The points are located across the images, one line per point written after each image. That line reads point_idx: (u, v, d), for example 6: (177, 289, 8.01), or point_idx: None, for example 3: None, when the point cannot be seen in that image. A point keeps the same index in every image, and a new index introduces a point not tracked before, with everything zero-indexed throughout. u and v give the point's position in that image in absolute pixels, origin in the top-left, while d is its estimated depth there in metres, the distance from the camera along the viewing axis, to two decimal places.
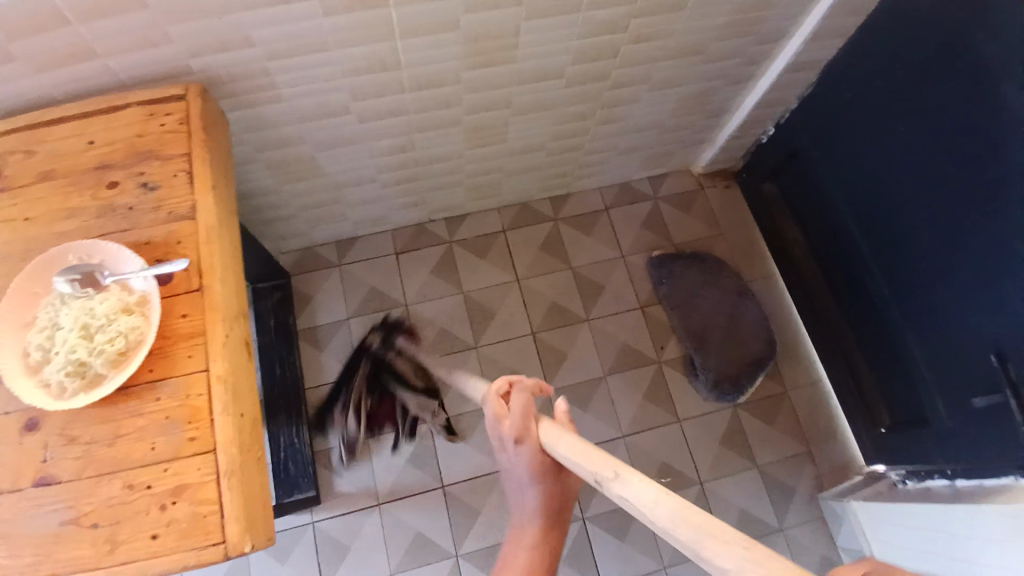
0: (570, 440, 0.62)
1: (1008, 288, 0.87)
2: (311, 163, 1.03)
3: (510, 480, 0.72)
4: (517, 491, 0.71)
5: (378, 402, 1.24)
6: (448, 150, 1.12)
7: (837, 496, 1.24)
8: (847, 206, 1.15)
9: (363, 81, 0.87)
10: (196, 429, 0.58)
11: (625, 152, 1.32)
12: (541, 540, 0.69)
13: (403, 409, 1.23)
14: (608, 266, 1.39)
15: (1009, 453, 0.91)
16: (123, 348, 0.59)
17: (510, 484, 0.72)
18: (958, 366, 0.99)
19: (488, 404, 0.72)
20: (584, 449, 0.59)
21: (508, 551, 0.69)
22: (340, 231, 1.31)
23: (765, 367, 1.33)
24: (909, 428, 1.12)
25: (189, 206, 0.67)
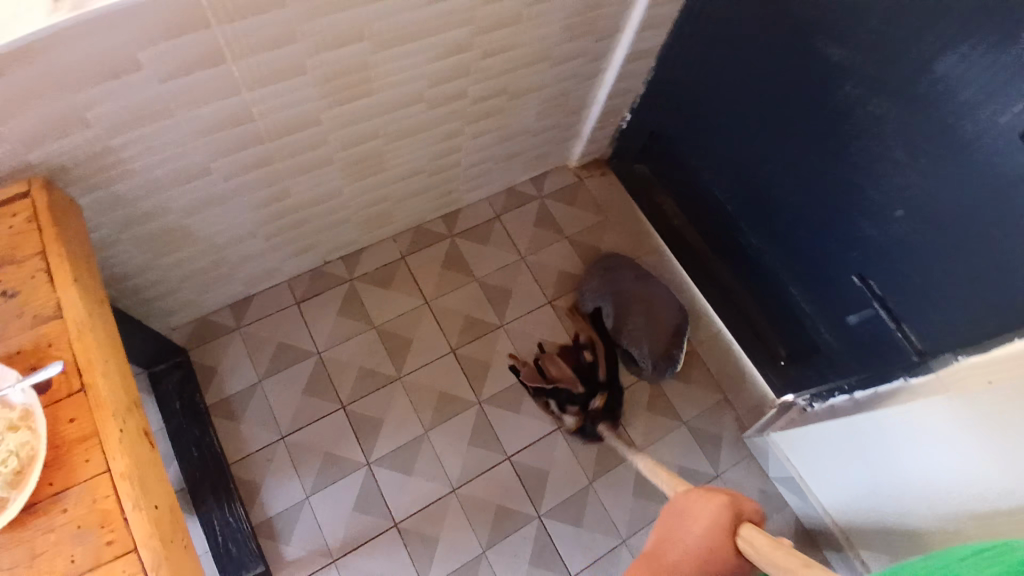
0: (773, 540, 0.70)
1: (857, 218, 1.00)
2: (183, 230, 0.99)
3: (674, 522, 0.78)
4: (671, 533, 0.77)
5: (560, 362, 1.36)
6: (327, 189, 1.11)
7: (759, 431, 1.35)
8: (710, 173, 1.27)
9: (221, 138, 0.86)
10: (111, 531, 0.55)
11: (503, 160, 1.37)
12: None
13: (551, 365, 1.35)
14: (510, 270, 1.43)
15: (892, 358, 1.05)
16: (18, 467, 0.54)
17: (664, 525, 0.80)
18: (832, 293, 1.12)
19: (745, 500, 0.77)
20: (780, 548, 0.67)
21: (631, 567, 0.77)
22: (232, 293, 1.26)
23: (683, 332, 1.40)
24: (806, 357, 1.26)
25: (54, 304, 0.63)
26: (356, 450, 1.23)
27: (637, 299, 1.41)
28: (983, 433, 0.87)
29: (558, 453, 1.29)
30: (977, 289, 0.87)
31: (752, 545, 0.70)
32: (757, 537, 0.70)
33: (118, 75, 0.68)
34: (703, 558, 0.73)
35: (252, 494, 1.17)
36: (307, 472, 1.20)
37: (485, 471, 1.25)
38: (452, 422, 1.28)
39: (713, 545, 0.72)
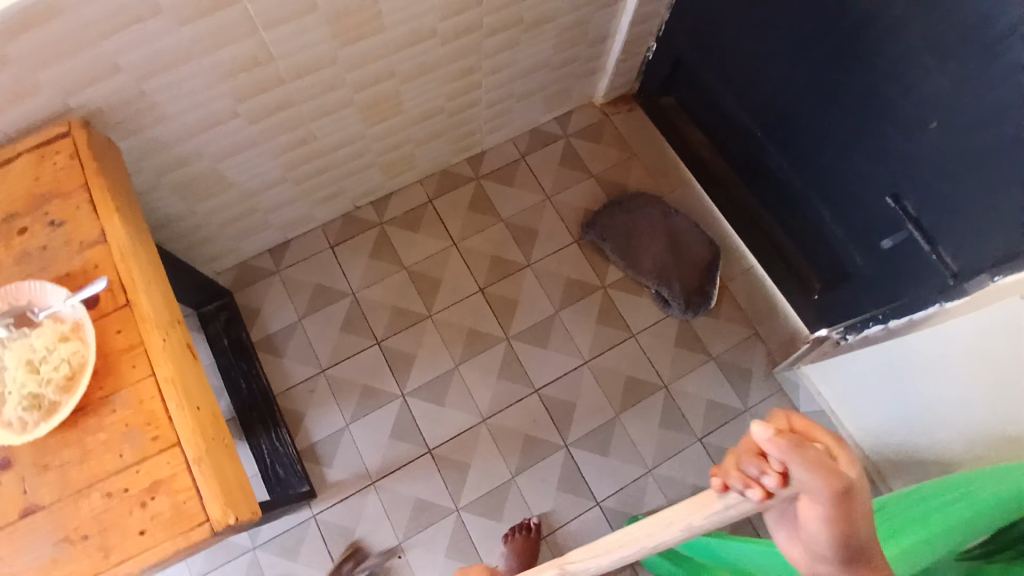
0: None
1: (890, 133, 0.95)
2: (217, 176, 1.05)
3: None
4: None
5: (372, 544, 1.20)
6: (349, 133, 1.14)
7: (790, 365, 1.34)
8: (735, 98, 1.23)
9: (241, 82, 0.89)
10: (157, 428, 0.62)
11: (523, 98, 1.37)
12: None
13: None
14: (536, 210, 1.44)
15: (925, 282, 1.00)
16: (69, 373, 0.62)
17: None
18: (862, 216, 1.08)
19: None
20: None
21: None
22: (270, 239, 1.33)
23: (715, 268, 1.40)
24: (838, 287, 1.21)
25: (99, 232, 0.70)
26: (391, 383, 1.29)
27: (664, 237, 1.42)
28: (1008, 354, 0.87)
29: (584, 386, 1.33)
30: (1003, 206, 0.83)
31: None
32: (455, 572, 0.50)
33: (137, 21, 0.72)
34: None
35: (296, 424, 1.26)
36: (347, 403, 1.28)
37: (515, 403, 1.30)
38: (481, 358, 1.33)
39: None
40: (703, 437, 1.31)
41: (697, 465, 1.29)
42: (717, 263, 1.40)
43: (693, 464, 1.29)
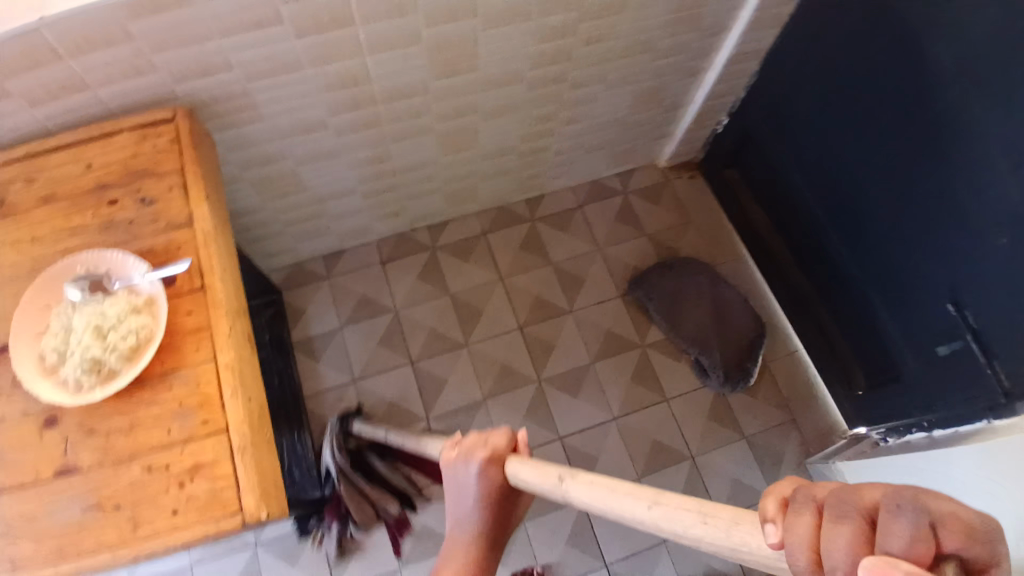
0: (533, 466, 0.58)
1: (958, 241, 0.94)
2: (294, 178, 1.10)
3: (455, 497, 0.61)
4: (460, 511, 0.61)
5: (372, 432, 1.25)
6: (423, 158, 1.19)
7: (824, 458, 1.29)
8: (802, 181, 1.23)
9: (337, 97, 0.94)
10: (209, 412, 0.63)
11: (591, 149, 1.40)
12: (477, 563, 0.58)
13: None
14: (585, 258, 1.45)
15: (974, 395, 0.98)
16: (135, 345, 0.64)
17: (455, 501, 0.61)
18: (919, 316, 1.06)
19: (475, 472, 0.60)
20: (608, 492, 0.52)
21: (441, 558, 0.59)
22: (325, 246, 1.37)
23: (758, 346, 1.37)
24: (884, 385, 1.18)
25: (186, 215, 0.73)
26: (417, 405, 1.29)
27: (710, 305, 1.40)
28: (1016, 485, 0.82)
29: (609, 442, 1.30)
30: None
31: (523, 474, 0.58)
32: (526, 470, 0.58)
33: (260, 26, 0.78)
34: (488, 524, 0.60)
35: (319, 430, 1.27)
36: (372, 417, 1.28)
37: (536, 448, 1.29)
38: (508, 395, 1.32)
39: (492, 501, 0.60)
40: None
41: None
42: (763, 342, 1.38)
43: None
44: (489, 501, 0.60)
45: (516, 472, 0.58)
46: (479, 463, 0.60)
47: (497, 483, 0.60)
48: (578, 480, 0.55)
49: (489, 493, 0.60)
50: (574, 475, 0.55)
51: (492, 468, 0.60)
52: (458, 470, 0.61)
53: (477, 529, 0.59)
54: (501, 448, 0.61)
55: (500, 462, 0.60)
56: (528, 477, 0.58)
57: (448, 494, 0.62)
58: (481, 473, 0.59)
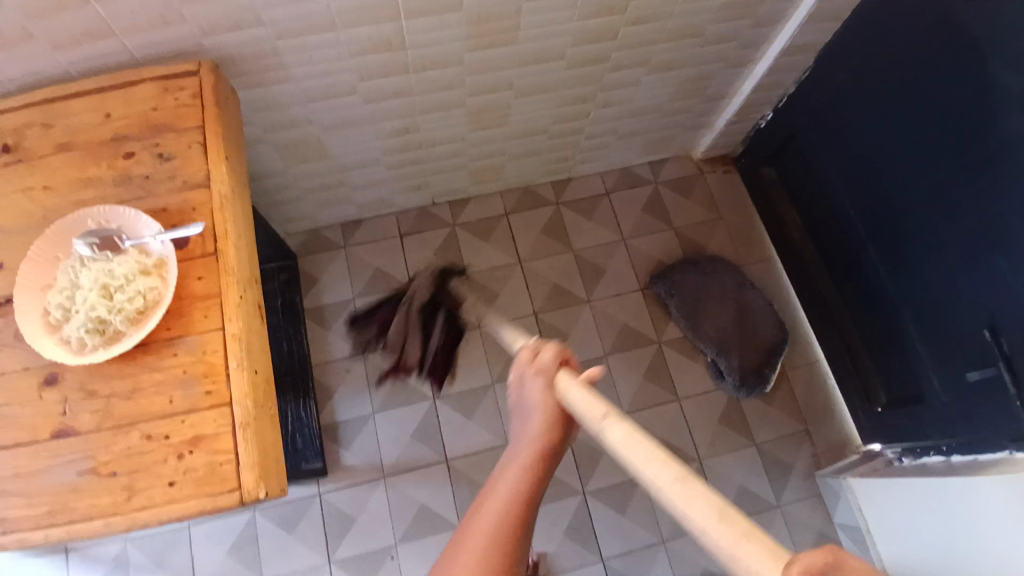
0: (582, 390, 0.61)
1: (1003, 266, 0.89)
2: (317, 144, 1.07)
3: (516, 420, 0.65)
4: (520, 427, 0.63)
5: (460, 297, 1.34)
6: (451, 132, 1.15)
7: (835, 472, 1.26)
8: (843, 188, 1.17)
9: (369, 62, 0.91)
10: (213, 383, 0.61)
11: (625, 136, 1.35)
12: (531, 465, 0.56)
13: None
14: (608, 248, 1.41)
15: (1002, 426, 0.94)
16: (141, 307, 0.63)
17: (516, 423, 0.65)
18: (952, 339, 1.01)
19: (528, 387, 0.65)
20: (636, 443, 0.52)
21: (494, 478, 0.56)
22: (344, 214, 1.34)
23: (778, 353, 1.33)
24: (906, 406, 1.13)
25: (204, 174, 0.71)
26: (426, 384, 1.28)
27: (732, 307, 1.36)
28: None
29: None
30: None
31: (570, 390, 0.62)
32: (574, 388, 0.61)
33: None
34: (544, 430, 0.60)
35: (324, 400, 1.25)
36: (378, 391, 1.27)
37: None
38: None
39: (547, 410, 0.62)
40: None
41: None
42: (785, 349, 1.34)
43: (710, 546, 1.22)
44: (542, 410, 0.62)
45: (563, 392, 0.63)
46: (529, 378, 0.66)
47: (548, 397, 0.63)
48: (616, 422, 0.55)
49: (542, 403, 0.63)
50: (616, 414, 0.56)
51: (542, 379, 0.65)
52: (518, 392, 0.67)
53: (537, 434, 0.60)
54: (552, 360, 0.66)
55: (551, 376, 0.65)
56: (574, 399, 0.61)
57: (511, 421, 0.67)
58: (532, 385, 0.65)
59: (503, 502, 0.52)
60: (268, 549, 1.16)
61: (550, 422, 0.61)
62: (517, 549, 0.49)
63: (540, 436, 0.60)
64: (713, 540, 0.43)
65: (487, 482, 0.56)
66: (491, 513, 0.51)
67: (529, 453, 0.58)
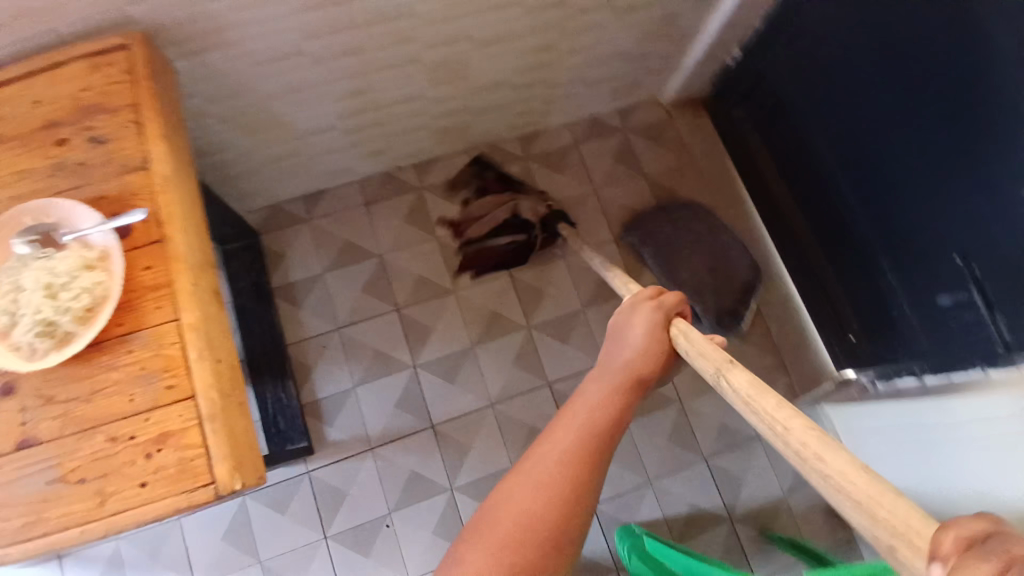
0: (699, 337, 0.59)
1: (973, 193, 0.89)
2: (267, 112, 1.01)
3: (611, 340, 0.63)
4: (612, 348, 0.62)
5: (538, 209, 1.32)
6: (409, 91, 1.09)
7: (811, 400, 1.31)
8: (813, 123, 1.16)
9: (313, 19, 0.85)
10: (173, 377, 0.59)
11: (591, 83, 1.31)
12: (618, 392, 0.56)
13: None
14: (579, 201, 1.39)
15: (975, 350, 0.96)
16: (90, 305, 0.60)
17: (606, 344, 0.63)
18: (925, 266, 1.02)
19: (639, 318, 0.63)
20: (758, 391, 0.49)
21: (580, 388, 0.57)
22: (305, 185, 1.29)
23: (753, 292, 1.35)
24: (880, 334, 1.16)
25: (141, 156, 0.66)
26: (404, 353, 1.27)
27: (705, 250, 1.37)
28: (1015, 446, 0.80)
29: None
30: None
31: (686, 337, 0.60)
32: (694, 334, 0.60)
33: None
34: (640, 360, 0.60)
35: (303, 378, 1.24)
36: (357, 364, 1.25)
37: (524, 394, 1.27)
38: (498, 342, 1.29)
39: (650, 346, 0.61)
40: (709, 458, 1.28)
41: (699, 487, 1.26)
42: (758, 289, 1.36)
43: (694, 486, 1.26)
44: (645, 345, 0.61)
45: (685, 335, 0.60)
46: (642, 309, 0.64)
47: (655, 331, 0.62)
48: (739, 370, 0.53)
49: (647, 336, 0.61)
50: (736, 366, 0.53)
51: (654, 314, 0.63)
52: (622, 316, 0.64)
53: (630, 362, 0.59)
54: (670, 305, 0.64)
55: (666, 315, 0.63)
56: (693, 343, 0.59)
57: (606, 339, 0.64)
58: (642, 315, 0.63)
59: (590, 415, 0.52)
60: (262, 530, 1.17)
61: (644, 358, 0.60)
62: (600, 462, 0.50)
63: (632, 363, 0.59)
64: (841, 478, 0.38)
65: (574, 394, 0.56)
66: (582, 427, 0.51)
67: (619, 376, 0.58)
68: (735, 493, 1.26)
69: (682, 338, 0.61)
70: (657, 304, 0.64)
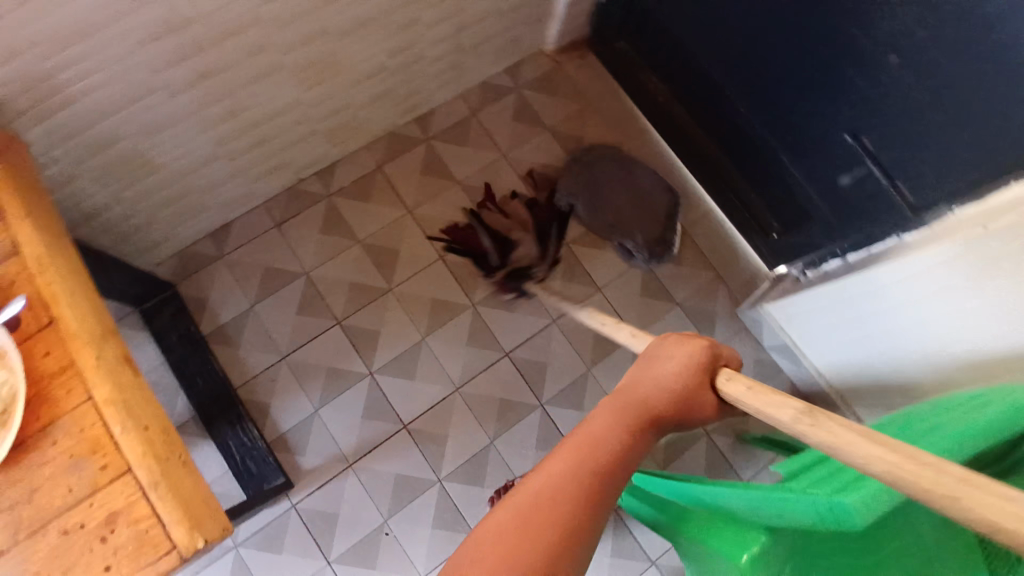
0: (759, 387, 0.56)
1: (850, 73, 0.96)
2: (142, 158, 0.96)
3: (638, 368, 0.61)
4: (638, 377, 0.59)
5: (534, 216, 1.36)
6: (285, 99, 1.05)
7: (753, 304, 1.35)
8: (692, 40, 1.21)
9: (158, 50, 0.81)
10: (104, 456, 0.57)
11: (471, 49, 1.29)
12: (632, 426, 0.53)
13: None
14: (491, 168, 1.38)
15: (884, 218, 1.02)
16: (2, 407, 0.57)
17: (632, 371, 0.61)
18: (822, 152, 1.08)
19: (680, 353, 0.60)
20: (859, 437, 0.44)
21: (593, 414, 0.54)
22: (209, 222, 1.24)
23: (676, 216, 1.39)
24: (798, 227, 1.22)
25: (10, 242, 0.64)
26: (357, 362, 1.25)
27: (625, 188, 1.39)
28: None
29: (556, 345, 1.31)
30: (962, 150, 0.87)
31: (736, 390, 0.57)
32: (746, 387, 0.57)
33: None
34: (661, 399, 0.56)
35: (261, 415, 1.21)
36: (313, 387, 1.23)
37: (486, 370, 1.28)
38: (447, 327, 1.29)
39: (678, 386, 0.57)
40: None
41: None
42: (679, 211, 1.39)
43: None
44: (673, 381, 0.58)
45: (741, 386, 0.57)
46: (684, 347, 0.60)
47: (691, 369, 0.59)
48: (821, 415, 0.48)
49: (680, 372, 0.58)
50: (822, 412, 0.48)
51: (697, 358, 0.59)
52: (661, 349, 0.62)
53: (649, 397, 0.57)
54: (716, 356, 0.61)
55: (710, 360, 0.60)
56: (751, 395, 0.55)
57: (634, 366, 0.61)
58: (685, 352, 0.60)
59: (594, 447, 0.49)
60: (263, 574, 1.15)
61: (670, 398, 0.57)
62: (595, 504, 0.46)
63: (653, 398, 0.57)
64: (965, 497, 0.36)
65: (582, 421, 0.53)
66: (591, 461, 0.48)
67: (632, 411, 0.55)
68: None
69: (730, 391, 0.58)
70: (704, 345, 0.61)
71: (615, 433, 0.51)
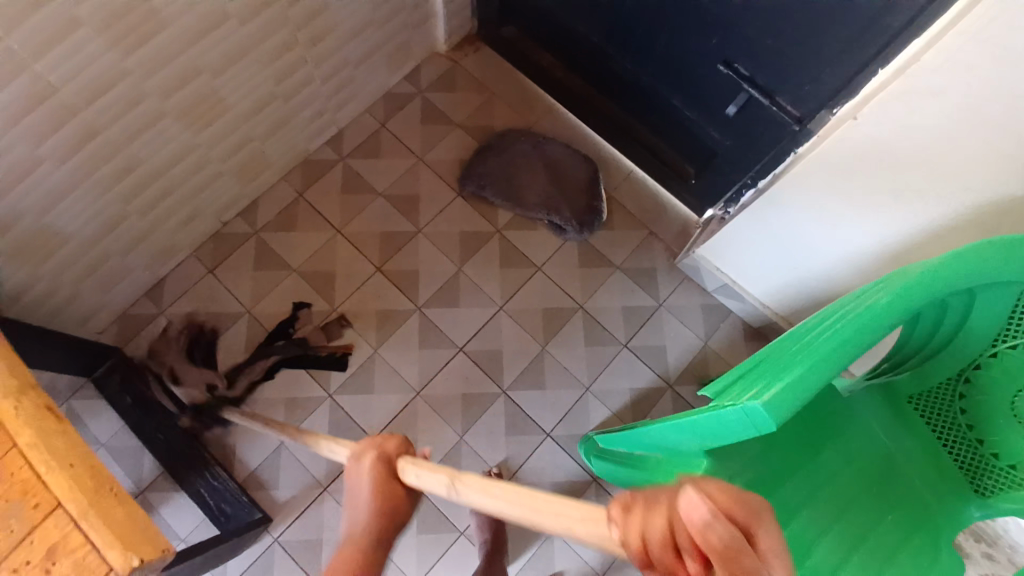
0: (426, 469, 0.62)
1: (711, 8, 1.00)
2: (48, 231, 0.96)
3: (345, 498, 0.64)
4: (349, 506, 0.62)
5: (381, 288, 1.33)
6: (179, 145, 1.07)
7: (688, 252, 1.37)
8: (567, 11, 1.25)
9: (33, 121, 0.82)
10: (36, 495, 0.60)
11: (362, 62, 1.31)
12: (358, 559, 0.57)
13: None
14: (410, 175, 1.41)
15: (778, 135, 1.06)
16: None
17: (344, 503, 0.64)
18: (706, 84, 1.12)
19: (367, 472, 0.63)
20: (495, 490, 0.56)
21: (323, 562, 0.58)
22: (139, 282, 1.24)
23: (597, 181, 1.42)
24: (710, 166, 1.25)
25: None
26: (314, 387, 1.26)
27: (541, 166, 1.43)
28: (867, 194, 0.93)
29: (505, 331, 1.33)
30: (818, 57, 0.91)
31: (418, 476, 0.62)
32: (424, 468, 0.62)
33: None
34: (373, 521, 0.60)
35: (229, 458, 1.21)
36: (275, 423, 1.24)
37: (441, 369, 1.29)
38: (397, 336, 1.30)
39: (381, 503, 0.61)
40: (627, 342, 1.35)
41: (628, 370, 1.33)
42: (598, 175, 1.42)
43: (625, 371, 1.33)
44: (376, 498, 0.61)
45: (423, 475, 0.62)
46: (369, 462, 0.63)
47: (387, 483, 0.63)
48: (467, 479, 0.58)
49: (375, 489, 0.62)
50: (462, 477, 0.58)
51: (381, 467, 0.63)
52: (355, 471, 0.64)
53: (358, 514, 0.61)
54: (394, 449, 0.65)
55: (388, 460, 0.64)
56: (422, 480, 0.62)
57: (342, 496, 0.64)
58: (366, 468, 0.63)
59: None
60: None
61: (379, 493, 0.62)
62: None
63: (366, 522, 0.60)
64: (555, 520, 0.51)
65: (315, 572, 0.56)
66: None
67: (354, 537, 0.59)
68: (663, 361, 1.34)
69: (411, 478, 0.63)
70: (378, 445, 0.65)
71: (344, 559, 0.56)
